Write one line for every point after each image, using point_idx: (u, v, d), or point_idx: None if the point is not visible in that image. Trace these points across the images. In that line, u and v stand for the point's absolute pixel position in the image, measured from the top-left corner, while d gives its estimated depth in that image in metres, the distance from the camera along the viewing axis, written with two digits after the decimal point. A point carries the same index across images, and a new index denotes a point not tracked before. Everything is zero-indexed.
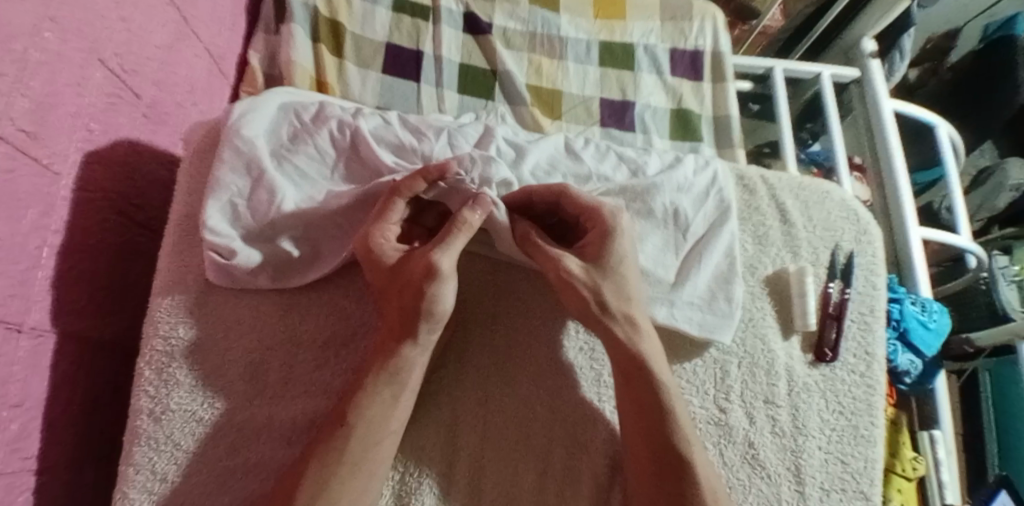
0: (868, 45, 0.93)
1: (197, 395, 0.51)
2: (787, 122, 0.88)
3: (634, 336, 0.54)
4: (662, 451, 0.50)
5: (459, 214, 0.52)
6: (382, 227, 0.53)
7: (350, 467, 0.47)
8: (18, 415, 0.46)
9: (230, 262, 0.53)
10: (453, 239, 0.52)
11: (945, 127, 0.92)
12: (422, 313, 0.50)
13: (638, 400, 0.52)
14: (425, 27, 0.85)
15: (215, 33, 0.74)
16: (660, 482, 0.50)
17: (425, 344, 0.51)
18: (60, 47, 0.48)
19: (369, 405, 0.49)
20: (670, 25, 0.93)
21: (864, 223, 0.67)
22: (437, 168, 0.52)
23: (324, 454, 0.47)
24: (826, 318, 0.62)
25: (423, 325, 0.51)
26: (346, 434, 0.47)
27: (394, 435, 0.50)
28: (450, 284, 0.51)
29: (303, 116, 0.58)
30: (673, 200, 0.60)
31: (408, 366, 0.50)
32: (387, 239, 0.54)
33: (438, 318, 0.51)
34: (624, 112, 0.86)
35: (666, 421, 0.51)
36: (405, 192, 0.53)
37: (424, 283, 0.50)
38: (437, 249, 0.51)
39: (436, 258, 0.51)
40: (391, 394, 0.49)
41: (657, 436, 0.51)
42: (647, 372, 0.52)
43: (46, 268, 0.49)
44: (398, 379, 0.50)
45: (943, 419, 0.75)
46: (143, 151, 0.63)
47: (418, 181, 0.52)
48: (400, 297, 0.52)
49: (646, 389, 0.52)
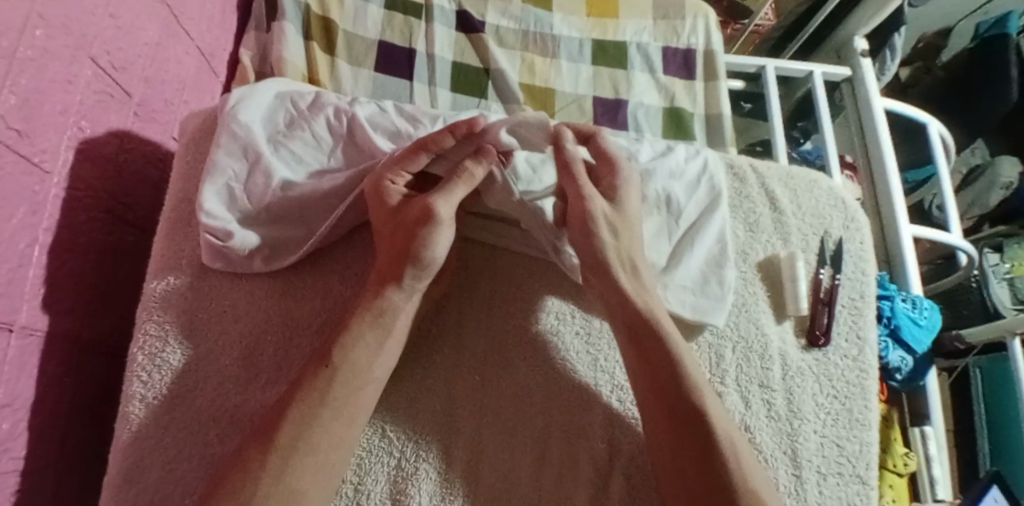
0: (860, 44, 0.96)
1: (188, 379, 0.51)
2: (778, 119, 0.90)
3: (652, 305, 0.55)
4: (690, 403, 0.51)
5: (462, 165, 0.54)
6: (394, 172, 0.53)
7: (332, 409, 0.47)
8: (7, 415, 0.46)
9: (226, 245, 0.52)
10: (453, 186, 0.53)
11: (936, 125, 0.94)
12: (411, 258, 0.51)
13: (638, 356, 0.53)
14: (417, 25, 0.86)
15: (206, 32, 0.76)
16: (682, 448, 0.50)
17: (410, 290, 0.52)
18: (51, 44, 0.48)
19: (353, 347, 0.49)
20: (661, 24, 0.95)
21: (852, 211, 0.67)
22: (464, 125, 0.53)
23: (304, 396, 0.47)
24: (818, 304, 0.62)
25: (409, 271, 0.51)
26: (330, 378, 0.48)
27: (374, 384, 0.50)
28: (445, 231, 0.52)
29: (299, 104, 0.58)
30: (666, 187, 0.61)
31: (395, 311, 0.51)
32: (397, 185, 0.54)
33: (427, 265, 0.52)
34: (616, 110, 0.88)
35: (676, 375, 0.52)
36: (432, 146, 0.53)
37: (419, 227, 0.51)
38: (436, 195, 0.52)
39: (434, 203, 0.52)
40: (375, 339, 0.50)
41: (677, 401, 0.51)
42: (656, 326, 0.53)
43: (35, 266, 0.49)
44: (382, 324, 0.51)
45: (934, 416, 0.77)
46: (135, 146, 0.63)
47: (446, 135, 0.53)
48: (394, 238, 0.53)
49: (667, 353, 0.52)
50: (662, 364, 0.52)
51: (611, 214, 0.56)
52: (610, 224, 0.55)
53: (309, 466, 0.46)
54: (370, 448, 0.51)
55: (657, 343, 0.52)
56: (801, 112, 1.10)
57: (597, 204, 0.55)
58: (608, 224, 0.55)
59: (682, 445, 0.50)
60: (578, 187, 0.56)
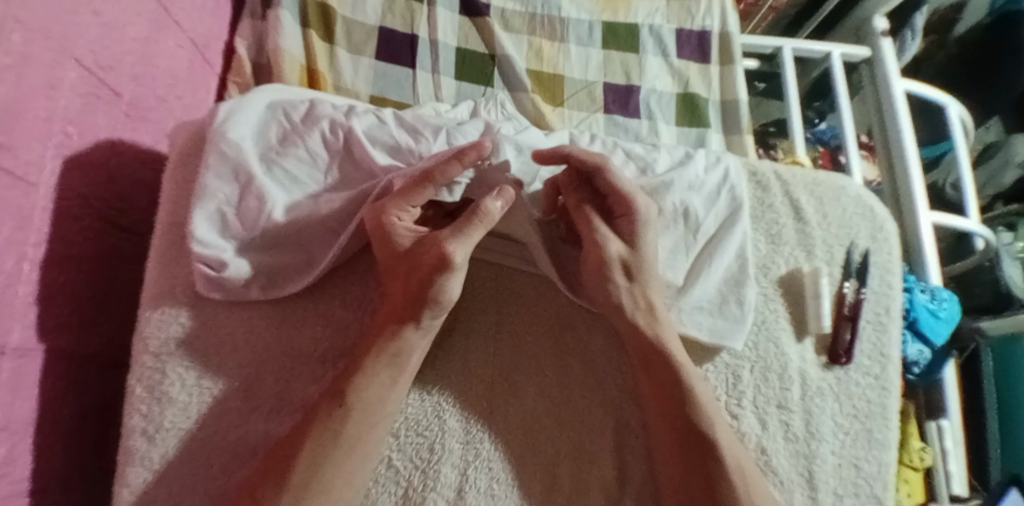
0: (880, 23, 0.89)
1: (190, 412, 0.49)
2: (795, 99, 0.86)
3: (659, 332, 0.53)
4: (696, 437, 0.50)
5: (480, 204, 0.50)
6: (401, 208, 0.50)
7: (359, 457, 0.47)
8: (3, 439, 0.45)
9: (220, 274, 0.50)
10: (472, 230, 0.50)
11: (955, 107, 0.89)
12: (428, 302, 0.49)
13: (651, 384, 0.53)
14: (418, 9, 0.81)
15: (198, 21, 0.71)
16: (699, 470, 0.50)
17: (428, 328, 0.50)
18: (30, 49, 0.44)
19: (369, 385, 0.48)
20: (675, 4, 0.89)
21: (880, 220, 0.65)
22: (473, 151, 0.48)
23: (317, 431, 0.46)
24: (840, 320, 0.60)
25: (427, 312, 0.50)
26: (345, 416, 0.46)
27: (388, 418, 0.49)
28: (461, 275, 0.50)
29: (293, 117, 0.54)
30: (684, 200, 0.57)
31: (410, 349, 0.50)
32: (402, 221, 0.51)
33: (444, 305, 0.50)
34: (628, 97, 0.83)
35: (685, 408, 0.51)
36: (438, 178, 0.49)
37: (435, 274, 0.49)
38: (452, 238, 0.49)
39: (451, 249, 0.49)
40: (390, 377, 0.49)
41: (688, 424, 0.50)
42: (666, 359, 0.52)
43: (26, 285, 0.47)
44: (398, 363, 0.49)
45: (951, 410, 0.76)
46: (126, 152, 0.60)
47: (453, 165, 0.48)
48: (408, 280, 0.50)
49: (673, 376, 0.52)
50: (673, 399, 0.51)
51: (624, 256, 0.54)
52: (625, 271, 0.54)
53: (321, 504, 0.44)
54: (377, 477, 0.49)
55: (665, 380, 0.52)
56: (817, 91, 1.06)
57: (614, 248, 0.54)
58: (623, 267, 0.54)
59: (693, 472, 0.50)
60: (593, 230, 0.54)
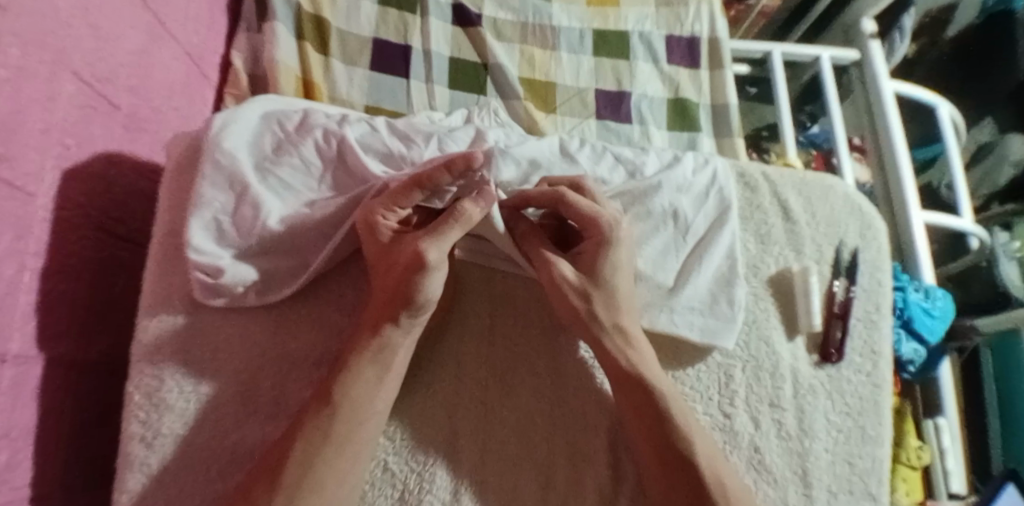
0: (868, 25, 0.91)
1: (187, 418, 0.49)
2: (785, 103, 0.87)
3: (617, 350, 0.53)
4: (675, 450, 0.50)
5: (460, 205, 0.50)
6: (388, 208, 0.51)
7: (351, 460, 0.47)
8: (4, 447, 0.45)
9: (216, 280, 0.51)
10: (447, 230, 0.50)
11: (945, 107, 0.90)
12: (406, 301, 0.49)
13: (631, 407, 0.52)
14: (412, 20, 0.82)
15: (193, 34, 0.72)
16: (689, 476, 0.49)
17: (409, 327, 0.51)
18: (27, 63, 0.45)
19: (355, 384, 0.48)
20: (665, 10, 0.90)
21: (868, 218, 0.66)
22: (461, 159, 0.48)
23: (309, 433, 0.46)
24: (831, 318, 0.60)
25: (404, 312, 0.50)
26: (331, 416, 0.47)
27: (378, 418, 0.49)
28: (438, 275, 0.50)
29: (287, 126, 0.56)
30: (672, 201, 0.58)
31: (395, 348, 0.50)
32: (390, 222, 0.52)
33: (423, 306, 0.50)
34: (620, 103, 0.84)
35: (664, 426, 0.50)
36: (427, 184, 0.50)
37: (411, 271, 0.49)
38: (428, 239, 0.50)
39: (425, 248, 0.49)
40: (377, 375, 0.49)
41: (666, 437, 0.50)
42: (643, 377, 0.52)
43: (26, 293, 0.47)
44: (383, 361, 0.50)
45: (947, 408, 0.76)
46: (124, 163, 0.61)
47: (442, 173, 0.49)
48: (388, 275, 0.51)
49: (650, 399, 0.51)
50: (649, 423, 0.50)
51: (576, 280, 0.54)
52: (579, 291, 0.54)
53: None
54: (373, 481, 0.50)
55: (643, 400, 0.51)
56: (808, 95, 1.07)
57: (562, 268, 0.54)
58: (580, 290, 0.54)
59: (677, 481, 0.49)
60: (541, 252, 0.55)
